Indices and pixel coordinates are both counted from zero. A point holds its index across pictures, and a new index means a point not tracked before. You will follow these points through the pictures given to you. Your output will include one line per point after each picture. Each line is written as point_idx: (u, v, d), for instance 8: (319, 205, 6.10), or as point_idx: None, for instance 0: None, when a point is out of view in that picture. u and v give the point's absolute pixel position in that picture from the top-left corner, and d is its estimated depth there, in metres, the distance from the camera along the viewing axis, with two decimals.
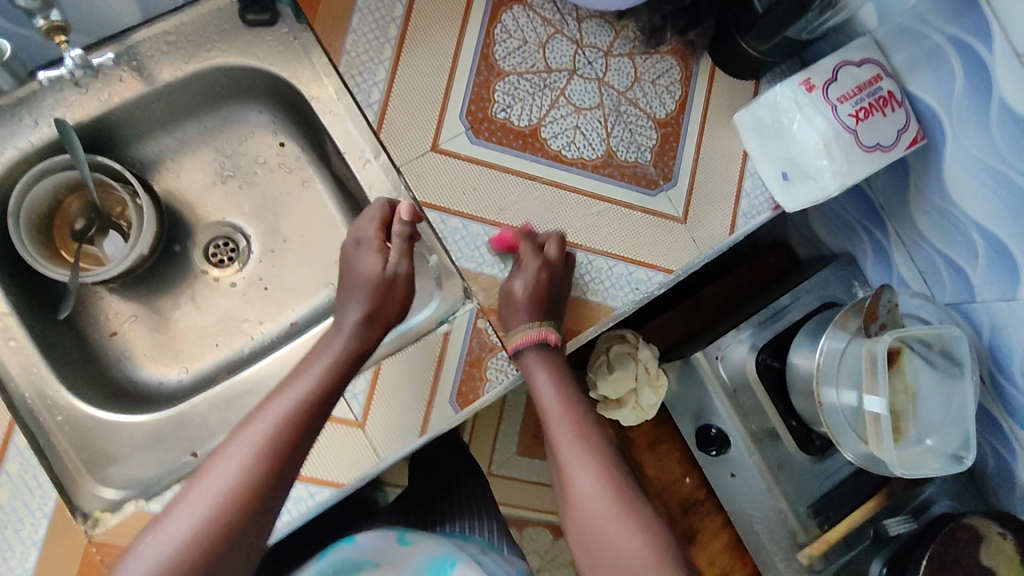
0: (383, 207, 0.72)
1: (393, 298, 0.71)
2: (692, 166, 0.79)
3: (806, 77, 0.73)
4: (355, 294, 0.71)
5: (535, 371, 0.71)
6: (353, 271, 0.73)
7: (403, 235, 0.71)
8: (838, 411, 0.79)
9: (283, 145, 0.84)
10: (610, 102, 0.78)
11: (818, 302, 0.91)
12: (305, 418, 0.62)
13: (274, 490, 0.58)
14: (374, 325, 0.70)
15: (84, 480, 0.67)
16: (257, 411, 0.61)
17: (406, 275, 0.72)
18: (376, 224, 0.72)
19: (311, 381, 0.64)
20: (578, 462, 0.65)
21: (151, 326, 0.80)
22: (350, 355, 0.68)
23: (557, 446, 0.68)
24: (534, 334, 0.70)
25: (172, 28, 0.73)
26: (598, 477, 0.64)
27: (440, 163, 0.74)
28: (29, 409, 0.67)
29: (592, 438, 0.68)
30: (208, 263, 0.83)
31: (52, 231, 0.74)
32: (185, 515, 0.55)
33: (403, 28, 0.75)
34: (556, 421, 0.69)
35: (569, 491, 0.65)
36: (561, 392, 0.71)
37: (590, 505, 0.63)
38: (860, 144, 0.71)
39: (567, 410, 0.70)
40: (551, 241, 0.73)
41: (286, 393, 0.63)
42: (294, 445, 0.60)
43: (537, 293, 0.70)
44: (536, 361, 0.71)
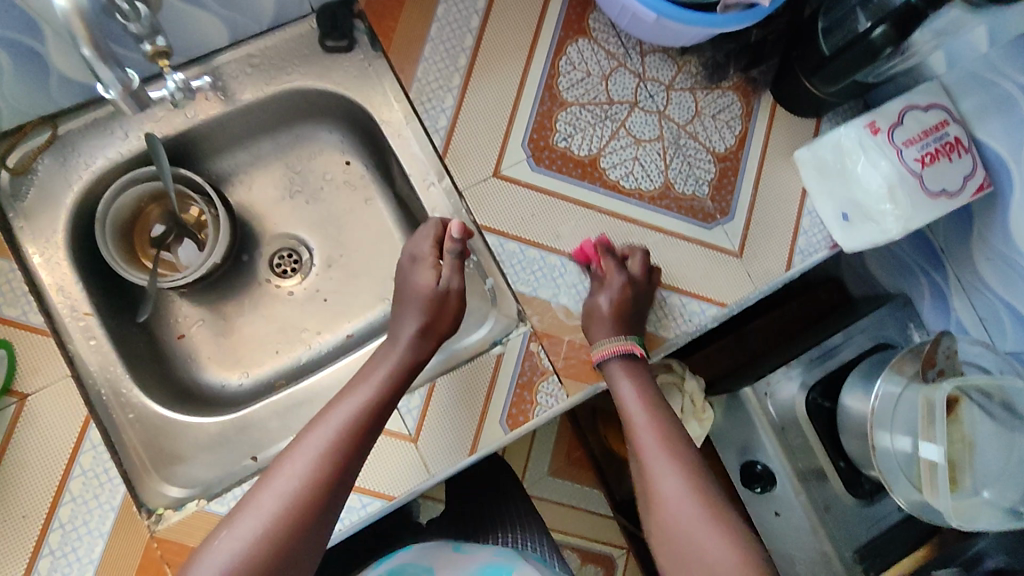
0: (436, 226, 0.75)
1: (445, 312, 0.72)
2: (750, 202, 0.79)
3: (871, 120, 0.73)
4: (409, 309, 0.73)
5: (619, 378, 0.73)
6: (408, 286, 0.75)
7: (453, 251, 0.73)
8: (891, 457, 0.78)
9: (348, 164, 0.87)
10: (671, 135, 0.79)
11: (872, 342, 0.90)
12: (363, 424, 0.64)
13: (336, 493, 0.60)
14: (427, 338, 0.72)
15: (149, 477, 0.70)
16: (320, 418, 0.65)
17: (458, 290, 0.73)
18: (430, 242, 0.75)
19: (369, 390, 0.67)
20: (665, 470, 0.67)
21: (216, 331, 0.83)
22: (406, 367, 0.70)
23: (645, 455, 0.69)
24: (619, 347, 0.72)
25: (256, 51, 0.77)
26: (690, 492, 0.65)
27: (501, 188, 0.76)
28: (104, 405, 0.70)
29: (684, 453, 0.68)
30: (272, 273, 0.86)
31: (133, 237, 0.78)
32: (257, 514, 0.58)
33: (472, 57, 0.77)
34: (644, 432, 0.70)
35: (653, 496, 0.67)
36: (649, 403, 0.72)
37: (675, 514, 0.64)
38: (925, 190, 0.71)
39: (652, 423, 0.71)
40: (635, 255, 0.75)
41: (347, 401, 0.66)
42: (354, 447, 0.63)
43: (621, 305, 0.72)
44: (621, 369, 0.73)
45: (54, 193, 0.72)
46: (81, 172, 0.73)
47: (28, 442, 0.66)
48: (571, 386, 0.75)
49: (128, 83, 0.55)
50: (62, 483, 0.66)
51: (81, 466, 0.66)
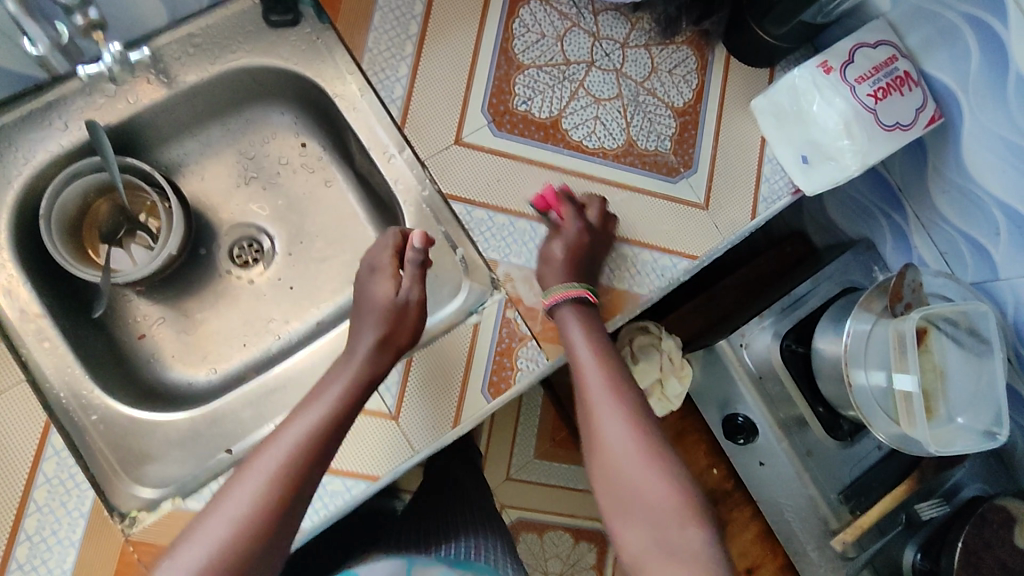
0: (396, 236, 0.73)
1: (405, 323, 0.69)
2: (712, 153, 0.80)
3: (823, 60, 0.73)
4: (367, 320, 0.70)
5: (569, 323, 0.71)
6: (367, 297, 0.72)
7: (415, 261, 0.71)
8: (868, 392, 0.79)
9: (304, 146, 0.85)
10: (629, 93, 0.79)
11: (838, 288, 0.92)
12: (319, 445, 0.60)
13: (291, 512, 0.57)
14: (385, 350, 0.68)
15: (118, 479, 0.66)
16: (272, 438, 0.60)
17: (417, 301, 0.71)
18: (389, 252, 0.73)
19: (324, 407, 0.63)
20: (611, 414, 0.66)
21: (179, 328, 0.80)
22: (363, 381, 0.66)
23: (594, 403, 0.67)
24: (573, 291, 0.70)
25: (198, 30, 0.74)
26: (634, 432, 0.64)
27: (463, 155, 0.75)
28: (64, 409, 0.67)
29: (629, 392, 0.67)
30: (233, 264, 0.84)
31: (82, 233, 0.74)
32: (202, 542, 0.55)
33: (423, 25, 0.76)
34: (589, 370, 0.68)
35: (596, 442, 0.65)
36: (597, 347, 0.69)
37: (618, 451, 0.64)
38: (880, 123, 0.71)
39: (603, 369, 0.69)
40: (592, 204, 0.76)
41: (300, 419, 0.62)
42: (307, 470, 0.59)
43: (576, 252, 0.72)
44: (572, 316, 0.71)
45: None
46: (19, 167, 0.69)
47: None
48: (552, 348, 0.73)
49: (58, 37, 0.60)
50: (25, 493, 0.62)
51: (45, 473, 0.63)
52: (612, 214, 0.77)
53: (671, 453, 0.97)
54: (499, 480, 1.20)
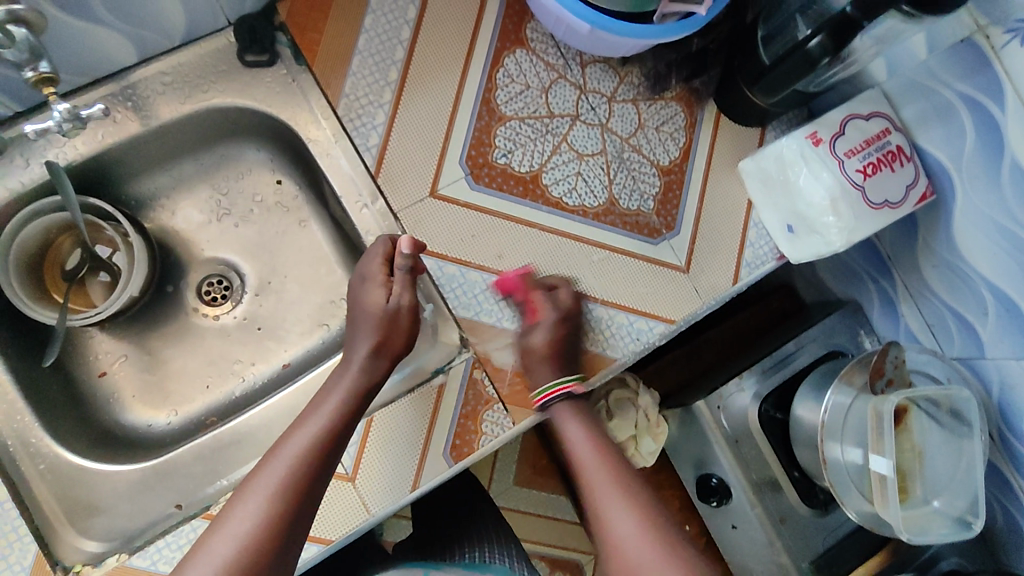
0: (385, 243, 0.70)
1: (399, 331, 0.69)
2: (696, 214, 0.77)
3: (813, 130, 0.70)
4: (360, 330, 0.69)
5: (567, 421, 0.73)
6: (358, 304, 0.71)
7: (404, 268, 0.69)
8: (842, 468, 0.77)
9: (279, 184, 0.83)
10: (614, 148, 0.77)
11: (824, 350, 0.89)
12: (319, 459, 0.61)
13: (294, 527, 0.58)
14: (381, 359, 0.68)
15: (65, 531, 0.64)
16: (276, 450, 0.62)
17: (409, 307, 0.70)
18: (379, 258, 0.70)
19: (323, 419, 0.64)
20: (618, 508, 0.66)
21: (141, 367, 0.79)
22: (360, 391, 0.66)
23: (595, 486, 0.69)
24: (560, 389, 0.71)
25: (169, 68, 0.72)
26: (634, 514, 0.66)
27: (438, 209, 0.73)
28: (12, 457, 0.65)
29: (631, 483, 0.69)
30: (200, 302, 0.82)
31: (42, 271, 0.73)
32: (207, 561, 0.56)
33: (403, 71, 0.74)
34: (590, 470, 0.70)
35: (608, 539, 0.66)
36: (599, 445, 0.72)
37: (625, 538, 0.64)
38: (867, 201, 0.69)
39: (603, 463, 0.70)
40: (563, 286, 0.73)
41: (301, 431, 0.63)
42: (310, 484, 0.60)
43: (558, 347, 0.71)
44: (569, 413, 0.73)
45: None
46: None
47: None
48: (519, 413, 0.72)
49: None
50: None
51: None
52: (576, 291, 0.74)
53: None
54: None
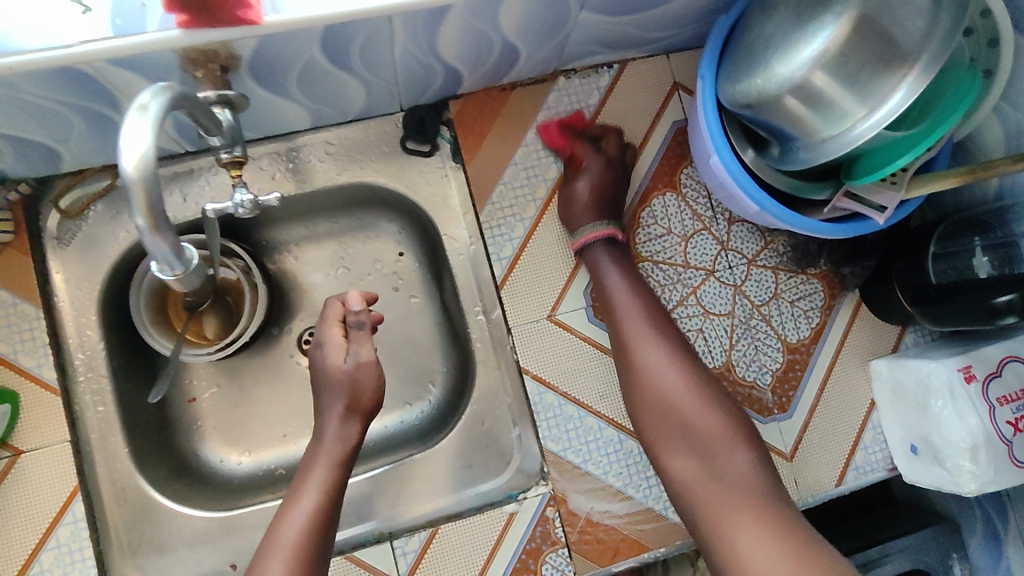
0: (334, 306, 0.67)
1: (363, 391, 0.64)
2: (812, 403, 0.74)
3: (966, 363, 0.64)
4: (325, 395, 0.65)
5: (603, 265, 0.70)
6: (317, 367, 0.66)
7: (360, 323, 0.66)
8: None
9: (401, 256, 0.84)
10: (742, 313, 0.74)
11: (908, 565, 0.82)
12: (315, 540, 0.58)
13: None
14: (350, 420, 0.64)
15: (123, 561, 0.66)
16: (272, 543, 0.57)
17: (368, 361, 0.65)
18: (333, 318, 0.66)
19: (310, 498, 0.60)
20: (649, 342, 0.67)
21: (227, 401, 0.80)
22: (340, 459, 0.63)
23: (626, 330, 0.68)
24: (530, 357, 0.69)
25: (335, 139, 0.74)
26: (677, 366, 0.66)
27: (553, 334, 0.72)
28: (95, 474, 0.67)
29: (668, 328, 0.69)
30: (298, 351, 0.83)
31: (167, 299, 0.73)
32: None
33: (552, 190, 0.74)
34: (626, 310, 0.68)
35: (639, 377, 0.66)
36: (637, 282, 0.70)
37: (670, 389, 0.65)
38: (1011, 457, 0.62)
39: (639, 301, 0.69)
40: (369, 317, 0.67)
41: (289, 517, 0.59)
42: (313, 570, 0.57)
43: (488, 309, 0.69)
44: (605, 258, 0.70)
45: (100, 242, 0.70)
46: (130, 227, 0.70)
47: (10, 499, 0.64)
48: (581, 563, 0.69)
49: (189, 263, 0.44)
50: (33, 552, 0.63)
51: (57, 538, 0.64)
52: None
53: None
54: None
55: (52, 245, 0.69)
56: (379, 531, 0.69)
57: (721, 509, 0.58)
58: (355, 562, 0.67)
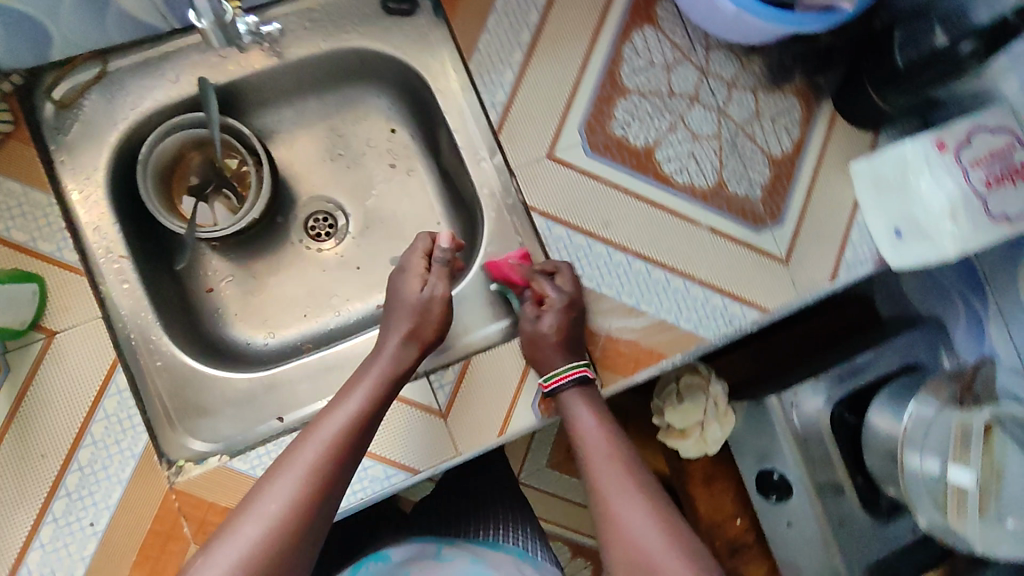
0: (425, 240, 0.76)
1: (430, 317, 0.71)
2: (802, 209, 0.79)
3: (938, 137, 0.71)
4: (396, 318, 0.71)
5: (577, 405, 0.71)
6: (395, 294, 0.74)
7: (441, 260, 0.74)
8: (918, 479, 0.79)
9: (394, 132, 0.86)
10: (728, 134, 0.78)
11: (900, 362, 0.90)
12: (348, 442, 0.62)
13: (326, 501, 0.59)
14: (411, 345, 0.69)
15: (171, 428, 0.69)
16: (309, 435, 0.62)
17: (442, 295, 0.72)
18: (417, 255, 0.75)
19: (355, 404, 0.64)
20: (625, 501, 0.66)
21: (244, 288, 0.82)
22: (394, 375, 0.67)
23: (603, 485, 0.68)
24: (572, 373, 0.70)
25: (317, 7, 0.75)
26: (657, 526, 0.64)
27: (554, 170, 0.74)
28: (132, 349, 0.69)
29: (644, 485, 0.68)
30: (306, 236, 0.85)
31: (172, 183, 0.77)
32: (236, 540, 0.55)
33: (536, 34, 0.76)
34: (600, 457, 0.70)
35: (611, 525, 0.66)
36: (609, 437, 0.71)
37: (640, 537, 0.64)
38: (987, 212, 0.70)
39: (613, 457, 0.70)
40: (564, 273, 0.72)
41: (331, 415, 0.63)
42: (334, 476, 0.60)
43: (564, 335, 0.70)
44: (578, 399, 0.71)
45: (98, 128, 0.70)
46: (127, 111, 0.71)
47: (53, 379, 0.65)
48: None
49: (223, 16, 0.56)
50: (84, 425, 0.65)
51: (105, 409, 0.66)
52: (694, 271, 0.76)
53: (697, 496, 0.98)
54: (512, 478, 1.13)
55: (51, 133, 0.69)
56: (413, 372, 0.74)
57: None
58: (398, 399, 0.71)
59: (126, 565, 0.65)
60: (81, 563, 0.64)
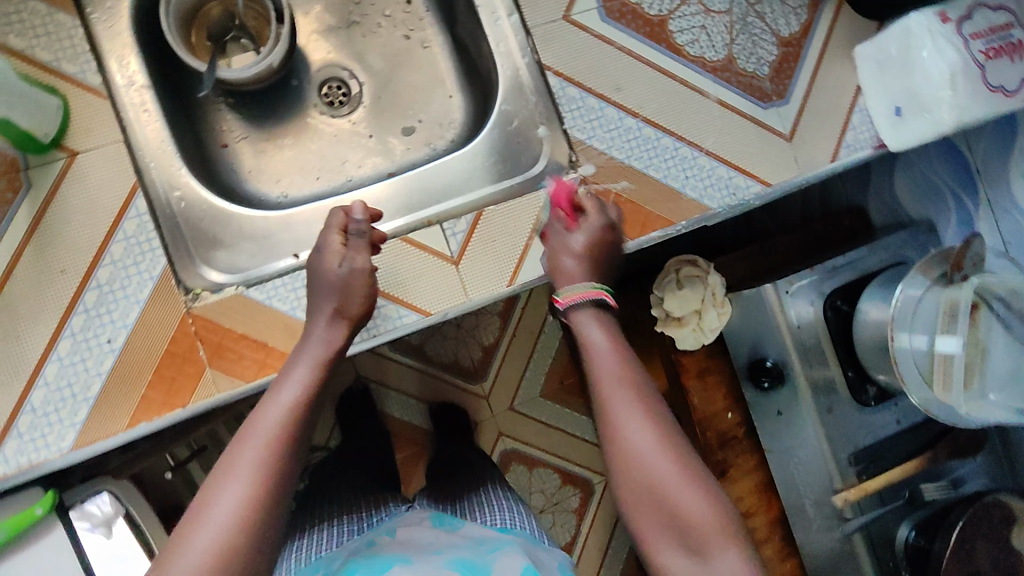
0: (341, 215, 0.68)
1: (356, 293, 0.65)
2: (807, 89, 0.81)
3: (942, 10, 0.75)
4: (318, 297, 0.66)
5: (587, 323, 0.66)
6: (313, 271, 0.67)
7: (359, 233, 0.67)
8: (908, 354, 0.81)
9: (410, 3, 0.87)
10: (739, 11, 0.81)
11: (891, 260, 0.94)
12: (293, 430, 0.57)
13: (279, 503, 0.54)
14: (338, 325, 0.65)
15: (189, 259, 0.70)
16: (252, 429, 0.56)
17: (363, 267, 0.66)
18: (331, 229, 0.68)
19: (291, 390, 0.60)
20: (632, 416, 0.60)
21: (257, 148, 0.83)
22: (328, 356, 0.63)
23: (605, 393, 0.62)
24: (590, 292, 0.67)
25: None
26: (669, 452, 0.58)
27: (569, 31, 0.77)
28: (150, 178, 0.70)
29: (661, 411, 0.61)
30: (320, 102, 0.85)
31: (192, 29, 0.77)
32: (186, 553, 0.50)
33: None
34: (608, 380, 0.63)
35: (615, 441, 0.60)
36: (619, 347, 0.65)
37: (642, 454, 0.58)
38: (985, 82, 0.75)
39: (622, 371, 0.63)
40: (595, 212, 0.72)
41: (270, 408, 0.58)
42: (285, 475, 0.55)
43: (596, 247, 0.70)
44: (593, 318, 0.67)
45: None
46: None
47: (73, 196, 0.66)
48: None
49: None
50: (104, 245, 0.66)
51: (125, 231, 0.66)
52: (705, 142, 0.79)
53: (692, 388, 0.95)
54: (501, 406, 1.15)
55: None
56: (427, 220, 0.76)
57: (642, 508, 0.58)
58: (410, 244, 0.73)
59: (143, 383, 0.65)
60: (97, 380, 0.64)
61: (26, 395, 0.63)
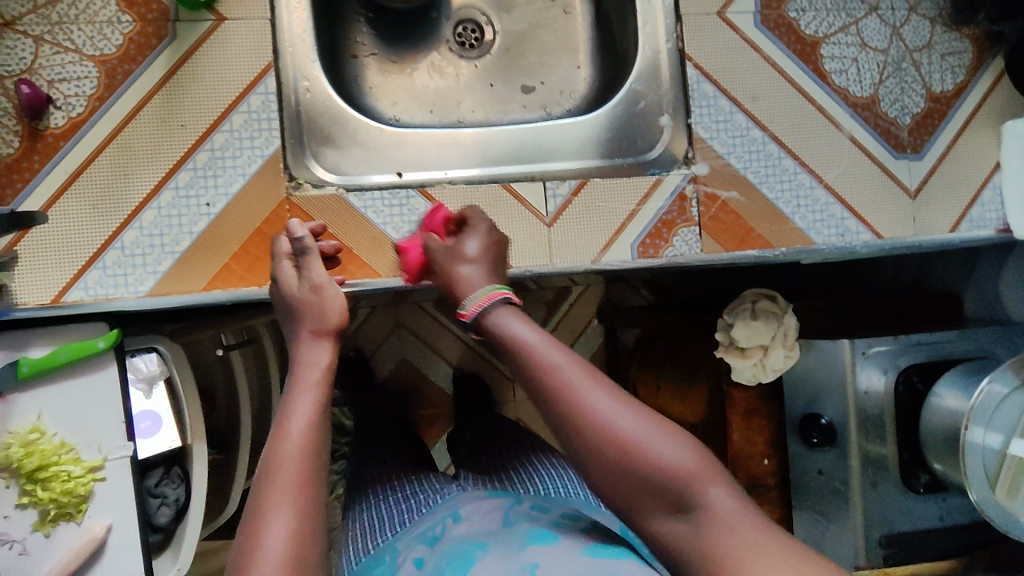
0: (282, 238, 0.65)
1: (330, 308, 0.62)
2: (944, 151, 0.78)
3: None
4: (290, 319, 0.63)
5: (513, 321, 0.57)
6: (275, 296, 0.65)
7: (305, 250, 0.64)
8: (977, 453, 0.74)
9: None
10: (896, 53, 0.77)
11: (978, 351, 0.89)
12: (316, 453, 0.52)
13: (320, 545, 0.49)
14: (320, 338, 0.61)
15: (297, 149, 0.71)
16: (274, 471, 0.50)
17: (324, 280, 0.63)
18: (279, 252, 0.65)
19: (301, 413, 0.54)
20: (592, 386, 0.52)
21: (382, 67, 0.84)
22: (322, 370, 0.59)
23: (568, 383, 0.52)
24: (483, 299, 0.60)
25: None
26: (663, 431, 0.51)
27: (718, 28, 0.75)
28: (281, 63, 0.71)
29: (604, 372, 0.54)
30: (452, 40, 0.86)
31: None
32: None
33: None
34: (558, 366, 0.53)
35: (582, 426, 0.51)
36: (555, 340, 0.56)
37: (633, 436, 0.50)
38: None
39: (558, 346, 0.55)
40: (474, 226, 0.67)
41: (281, 442, 0.52)
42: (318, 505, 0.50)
43: (489, 249, 0.65)
44: (512, 316, 0.58)
45: None
46: None
47: (210, 58, 0.67)
48: (708, 242, 0.74)
49: None
50: (226, 113, 0.67)
51: (249, 105, 0.67)
52: (827, 175, 0.76)
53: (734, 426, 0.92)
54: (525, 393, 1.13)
55: None
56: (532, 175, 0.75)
57: (645, 496, 0.50)
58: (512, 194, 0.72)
59: (228, 253, 0.67)
60: (188, 237, 0.66)
61: (119, 233, 0.64)
